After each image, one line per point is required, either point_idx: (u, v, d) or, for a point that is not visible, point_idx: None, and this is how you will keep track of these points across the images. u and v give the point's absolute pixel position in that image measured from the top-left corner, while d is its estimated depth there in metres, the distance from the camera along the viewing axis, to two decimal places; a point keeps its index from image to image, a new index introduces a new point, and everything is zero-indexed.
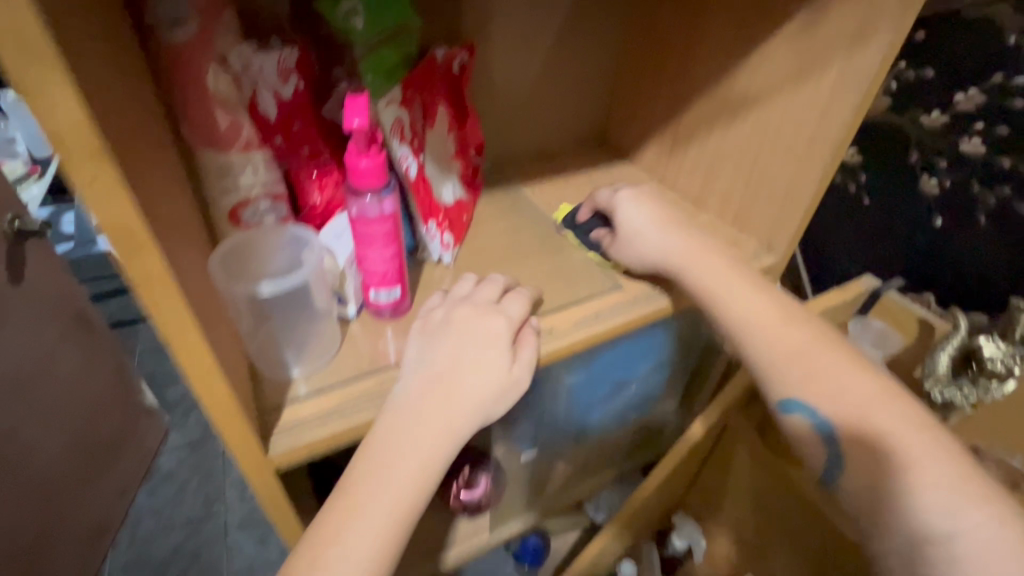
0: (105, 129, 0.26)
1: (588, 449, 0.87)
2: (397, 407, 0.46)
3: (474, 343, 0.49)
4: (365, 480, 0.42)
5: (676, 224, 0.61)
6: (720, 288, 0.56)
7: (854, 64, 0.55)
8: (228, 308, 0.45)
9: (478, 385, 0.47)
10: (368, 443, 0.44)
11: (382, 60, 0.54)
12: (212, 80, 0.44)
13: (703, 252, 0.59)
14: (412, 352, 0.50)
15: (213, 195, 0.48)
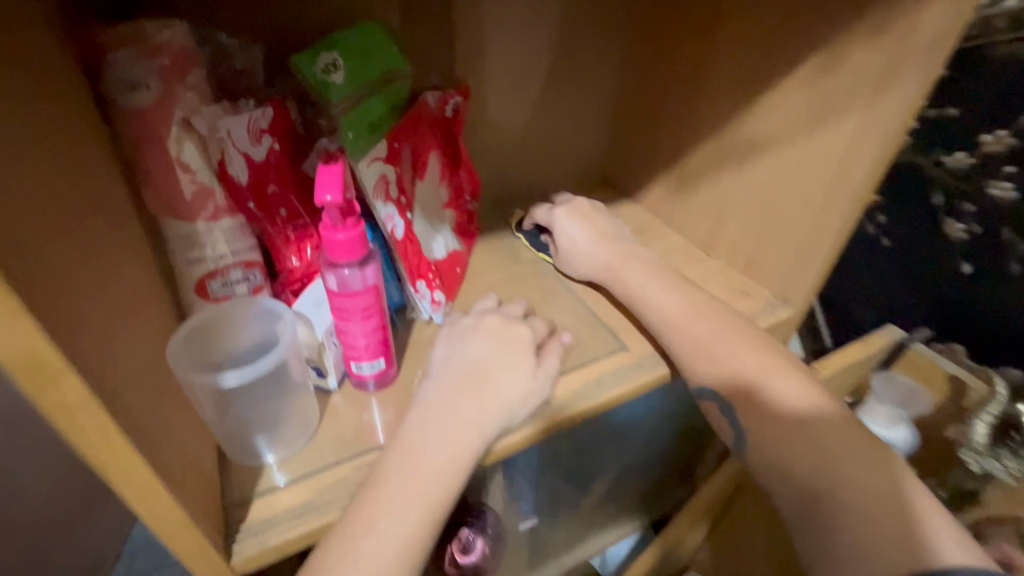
0: (9, 241, 0.22)
1: (587, 504, 0.82)
2: (428, 403, 0.47)
3: (502, 346, 0.52)
4: (400, 466, 0.42)
5: (678, 296, 0.57)
6: (731, 363, 0.51)
7: (877, 113, 0.51)
8: (190, 397, 0.40)
9: (506, 386, 0.48)
10: (399, 438, 0.44)
11: (366, 113, 0.50)
12: (175, 146, 0.41)
13: (710, 323, 0.54)
14: (441, 356, 0.52)
15: (179, 267, 0.44)
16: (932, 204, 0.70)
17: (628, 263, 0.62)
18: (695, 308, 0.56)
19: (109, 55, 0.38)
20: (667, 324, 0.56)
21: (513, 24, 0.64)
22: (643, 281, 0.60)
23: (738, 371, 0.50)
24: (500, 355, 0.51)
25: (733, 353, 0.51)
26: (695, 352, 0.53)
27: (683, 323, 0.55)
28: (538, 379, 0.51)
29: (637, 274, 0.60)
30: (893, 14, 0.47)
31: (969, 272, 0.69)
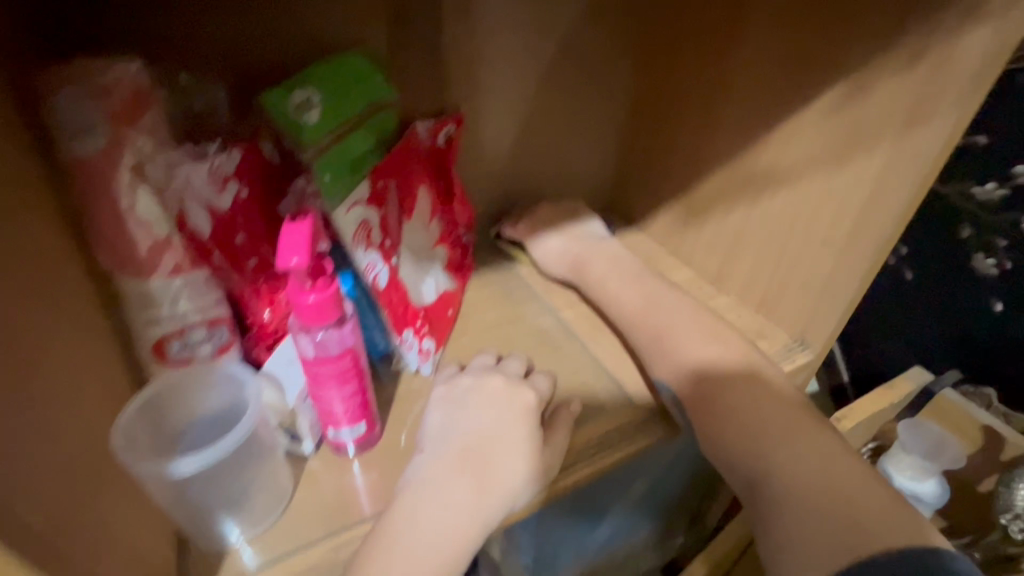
0: None
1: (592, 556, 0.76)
2: (417, 491, 0.42)
3: (504, 421, 0.47)
4: (384, 573, 0.38)
5: (689, 326, 0.55)
6: (748, 428, 0.46)
7: (907, 148, 0.46)
8: (144, 488, 0.36)
9: (507, 470, 0.44)
10: (382, 533, 0.40)
11: (346, 152, 0.46)
12: (130, 197, 0.36)
13: (728, 375, 0.50)
14: (434, 426, 0.47)
15: (135, 328, 0.39)
16: (960, 237, 0.65)
17: (609, 281, 0.61)
18: (706, 351, 0.52)
19: (50, 99, 0.33)
20: (676, 365, 0.52)
21: (508, 49, 0.59)
22: (614, 284, 0.61)
23: (758, 437, 0.45)
24: (502, 434, 0.46)
25: (751, 416, 0.46)
26: (709, 408, 0.48)
27: (691, 362, 0.51)
28: (543, 458, 0.47)
29: (605, 276, 0.62)
30: (926, 44, 0.43)
31: (1001, 311, 0.64)
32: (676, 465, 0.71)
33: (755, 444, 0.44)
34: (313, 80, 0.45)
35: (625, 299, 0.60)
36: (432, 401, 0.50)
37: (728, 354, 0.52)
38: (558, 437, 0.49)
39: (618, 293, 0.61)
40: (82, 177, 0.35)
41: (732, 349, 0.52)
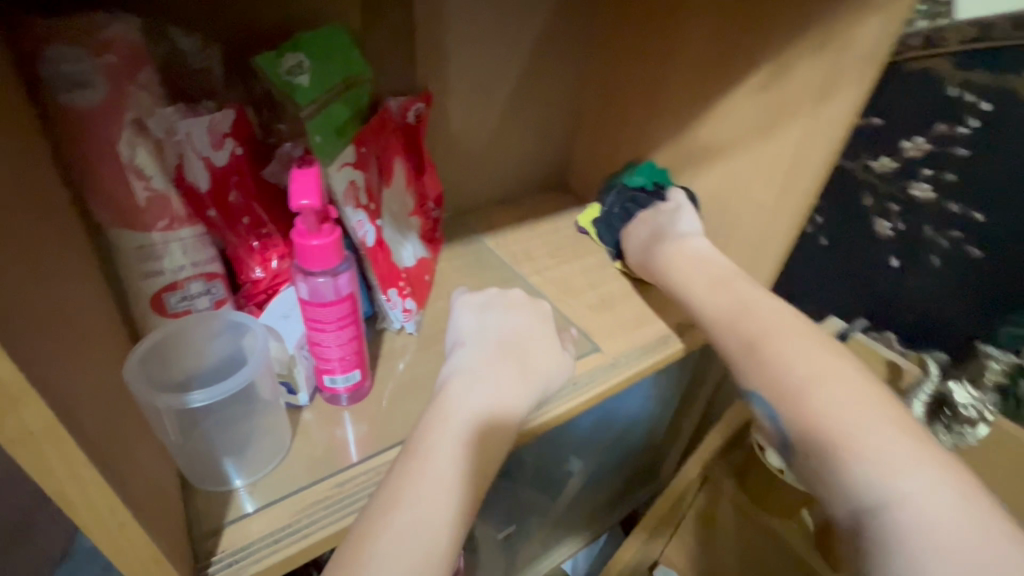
0: None
1: (578, 481, 0.85)
2: (467, 374, 0.46)
3: (532, 324, 0.53)
4: (442, 429, 0.42)
5: (801, 342, 0.47)
6: (845, 462, 0.40)
7: (818, 120, 0.55)
8: (151, 421, 0.37)
9: (539, 361, 0.50)
10: (440, 407, 0.44)
11: (333, 117, 0.49)
12: (127, 149, 0.37)
13: (854, 428, 0.41)
14: (470, 328, 0.52)
15: (132, 281, 0.40)
16: (863, 205, 0.77)
17: (699, 272, 0.57)
18: (841, 406, 0.42)
19: (49, 50, 0.34)
20: (798, 407, 0.44)
21: (473, 33, 0.64)
22: (684, 271, 0.57)
23: (881, 497, 0.38)
24: (531, 331, 0.52)
25: (886, 471, 0.38)
26: (820, 461, 0.42)
27: (822, 408, 0.43)
28: (560, 356, 0.52)
29: (688, 273, 0.57)
30: (831, 31, 0.51)
31: (897, 266, 0.76)
32: (644, 417, 0.83)
33: (880, 504, 0.37)
34: (302, 46, 0.47)
35: (699, 286, 0.55)
36: (459, 308, 0.54)
37: (856, 403, 0.42)
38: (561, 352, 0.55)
39: (687, 277, 0.57)
40: (80, 129, 0.36)
41: (870, 405, 0.42)
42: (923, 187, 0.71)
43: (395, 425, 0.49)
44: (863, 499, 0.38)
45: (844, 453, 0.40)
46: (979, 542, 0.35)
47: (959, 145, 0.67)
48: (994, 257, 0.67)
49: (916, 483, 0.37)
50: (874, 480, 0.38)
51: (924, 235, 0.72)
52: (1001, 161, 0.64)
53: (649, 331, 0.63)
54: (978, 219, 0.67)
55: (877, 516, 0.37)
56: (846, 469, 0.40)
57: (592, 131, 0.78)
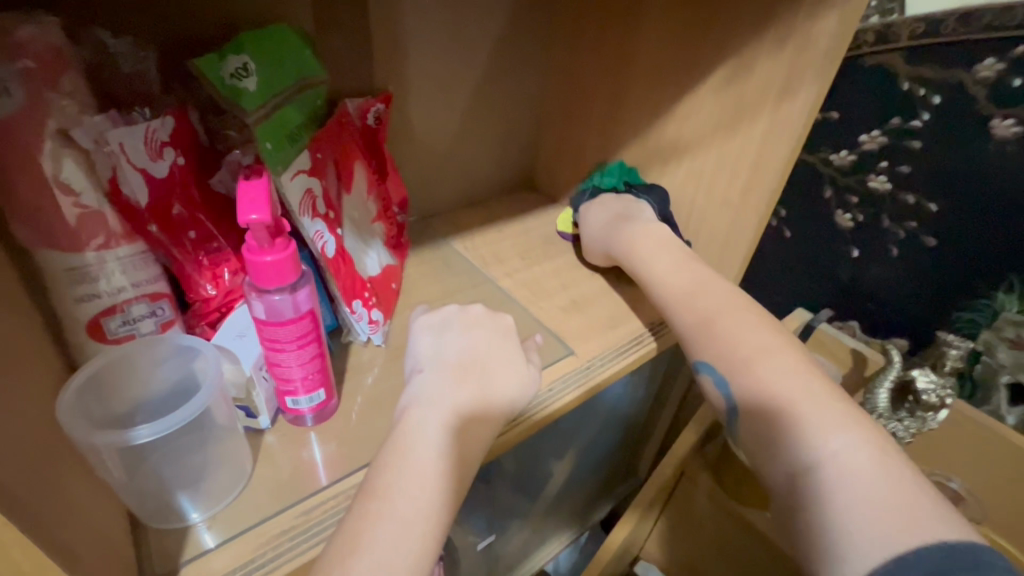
0: None
1: (557, 483, 0.84)
2: (425, 402, 0.45)
3: (492, 340, 0.52)
4: (400, 463, 0.40)
5: (748, 319, 0.49)
6: (783, 426, 0.42)
7: (782, 115, 0.55)
8: (94, 462, 0.34)
9: (501, 378, 0.48)
10: (398, 440, 0.42)
11: (285, 122, 0.46)
12: (51, 163, 0.34)
13: (794, 396, 0.43)
14: (428, 352, 0.50)
15: (65, 307, 0.37)
16: (824, 197, 0.78)
17: (662, 255, 0.57)
18: (783, 378, 0.44)
19: None
20: (747, 379, 0.45)
21: (431, 30, 0.61)
22: (646, 253, 0.58)
23: (813, 456, 0.39)
24: (492, 348, 0.51)
25: (817, 433, 0.40)
26: (761, 426, 0.43)
27: (766, 379, 0.44)
28: (527, 370, 0.51)
29: (652, 258, 0.57)
30: (791, 28, 0.52)
31: (858, 257, 0.78)
32: (617, 416, 0.83)
33: (810, 462, 0.39)
34: (249, 47, 0.43)
35: (660, 267, 0.56)
36: (417, 330, 0.53)
37: (795, 375, 0.44)
38: (533, 358, 0.54)
39: (650, 259, 0.58)
40: None
41: (806, 374, 0.44)
42: (880, 179, 0.72)
43: (363, 444, 0.47)
44: (795, 459, 0.40)
45: (784, 419, 0.42)
46: (896, 490, 0.36)
47: (914, 139, 0.68)
48: (949, 246, 0.69)
49: (843, 440, 0.39)
50: (806, 441, 0.40)
51: (882, 225, 0.74)
52: (951, 151, 0.66)
53: (622, 331, 0.62)
54: (931, 209, 0.69)
55: (806, 475, 0.39)
56: (783, 431, 0.42)
57: (558, 129, 0.77)
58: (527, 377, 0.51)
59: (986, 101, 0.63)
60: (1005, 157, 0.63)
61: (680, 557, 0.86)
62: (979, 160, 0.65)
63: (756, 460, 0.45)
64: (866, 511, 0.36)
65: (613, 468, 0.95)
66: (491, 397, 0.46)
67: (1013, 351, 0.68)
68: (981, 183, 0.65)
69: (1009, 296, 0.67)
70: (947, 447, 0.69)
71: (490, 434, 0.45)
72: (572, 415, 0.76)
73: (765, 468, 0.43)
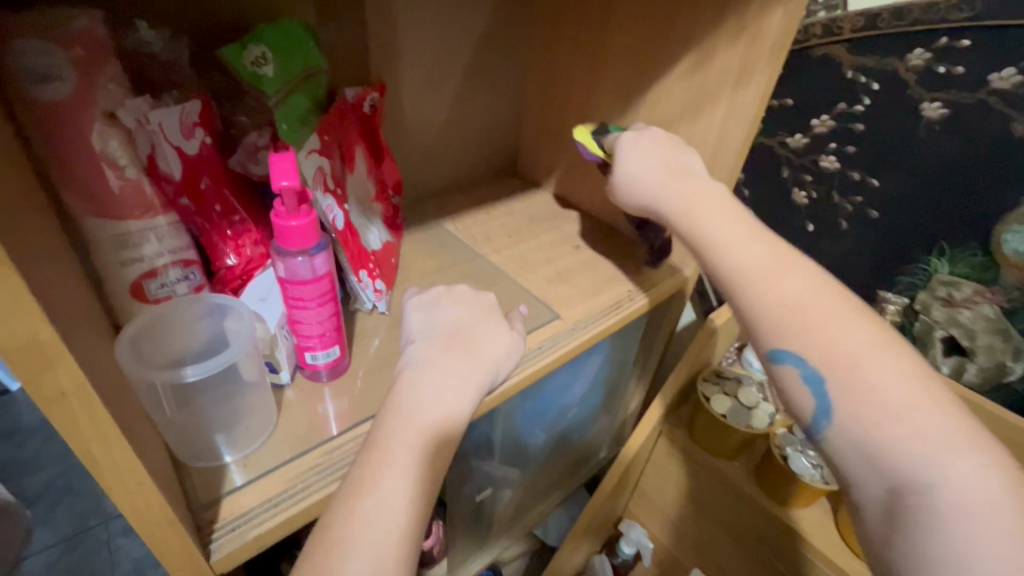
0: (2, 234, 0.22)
1: (545, 447, 0.91)
2: (419, 366, 0.49)
3: (476, 314, 0.56)
4: (396, 419, 0.44)
5: (839, 309, 0.44)
6: (895, 439, 0.38)
7: (738, 98, 0.62)
8: (145, 398, 0.38)
9: (486, 346, 0.53)
10: (394, 400, 0.46)
11: (297, 106, 0.51)
12: (99, 139, 0.38)
13: (910, 407, 0.38)
14: (419, 326, 0.55)
15: (111, 270, 0.42)
16: (782, 176, 0.86)
17: (729, 223, 0.50)
18: (900, 387, 0.39)
19: (13, 42, 0.34)
20: (854, 383, 0.40)
21: (422, 24, 0.66)
22: (712, 218, 0.51)
23: (933, 475, 0.36)
24: (475, 320, 0.55)
25: (940, 453, 0.36)
26: (867, 438, 0.39)
27: (876, 383, 0.40)
28: (511, 337, 0.56)
29: (715, 224, 0.50)
30: (744, 21, 0.58)
31: (812, 231, 0.86)
32: (599, 384, 0.90)
33: (931, 484, 0.36)
34: (264, 38, 0.48)
35: (729, 233, 0.50)
36: (408, 308, 0.57)
37: (912, 382, 0.39)
38: (517, 325, 0.59)
39: (714, 224, 0.51)
40: (52, 119, 0.36)
41: (923, 382, 0.39)
42: (830, 159, 0.80)
43: (373, 396, 0.52)
44: (908, 476, 0.37)
45: (892, 430, 0.38)
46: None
47: (859, 121, 0.76)
48: (890, 218, 0.78)
49: (970, 465, 0.36)
50: (927, 460, 0.36)
51: (832, 201, 0.82)
52: (888, 132, 0.75)
53: (602, 299, 0.68)
54: (873, 184, 0.78)
55: (922, 494, 0.36)
56: (900, 447, 0.37)
57: (539, 116, 0.83)
58: (511, 345, 0.55)
59: (917, 84, 0.71)
60: (933, 137, 0.71)
61: (659, 512, 0.93)
62: (914, 141, 0.73)
63: (849, 474, 0.41)
64: (1001, 549, 0.32)
65: (596, 436, 1.02)
66: (477, 361, 0.51)
67: (945, 308, 0.75)
68: (920, 160, 0.73)
69: (940, 259, 0.76)
70: None
71: (478, 394, 0.49)
72: (559, 381, 0.82)
73: (861, 480, 0.40)
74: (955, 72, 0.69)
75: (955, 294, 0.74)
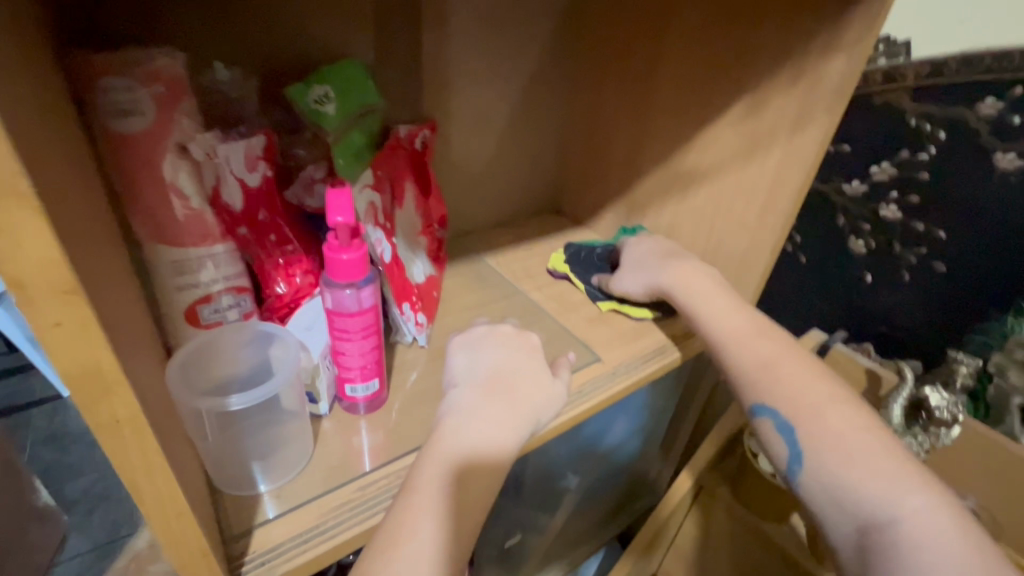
0: (81, 267, 0.23)
1: (578, 493, 0.87)
2: (459, 411, 0.48)
3: (520, 357, 0.55)
4: (432, 465, 0.43)
5: (818, 376, 0.49)
6: (854, 480, 0.43)
7: (795, 145, 0.60)
8: (189, 423, 0.39)
9: (529, 390, 0.52)
10: (433, 445, 0.45)
11: (353, 143, 0.53)
12: (169, 170, 0.40)
13: (865, 450, 0.44)
14: (460, 368, 0.54)
15: (168, 295, 0.43)
16: (837, 225, 0.83)
17: (712, 297, 0.57)
18: (853, 431, 0.45)
19: (102, 79, 0.36)
20: (813, 427, 0.46)
21: (477, 67, 0.68)
22: (699, 293, 0.58)
23: (892, 510, 0.40)
24: (518, 362, 0.54)
25: (892, 489, 0.41)
26: (834, 479, 0.44)
27: (835, 429, 0.45)
28: (553, 384, 0.54)
29: (700, 299, 0.57)
30: (802, 68, 0.57)
31: (871, 282, 0.82)
32: (636, 430, 0.86)
33: (889, 519, 0.40)
34: (328, 78, 0.50)
35: (717, 308, 0.56)
36: (451, 349, 0.57)
37: (865, 430, 0.45)
38: (564, 370, 0.57)
39: (700, 298, 0.57)
40: (126, 152, 0.38)
41: (873, 428, 0.45)
42: (891, 209, 0.78)
43: (406, 433, 0.51)
44: (870, 512, 0.41)
45: (850, 468, 0.43)
46: (973, 553, 0.37)
47: (923, 170, 0.74)
48: (957, 272, 0.74)
49: (918, 500, 0.40)
50: (882, 496, 0.41)
51: (894, 251, 0.79)
52: (959, 184, 0.72)
53: (645, 343, 0.66)
54: (941, 236, 0.75)
55: (884, 528, 0.40)
56: (859, 486, 0.42)
57: (587, 156, 0.83)
58: (555, 393, 0.54)
59: (988, 135, 0.69)
60: (1008, 188, 0.68)
61: None
62: (982, 192, 0.70)
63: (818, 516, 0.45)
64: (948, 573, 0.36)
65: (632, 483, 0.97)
66: (519, 406, 0.49)
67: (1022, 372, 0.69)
68: (998, 216, 0.70)
69: (1019, 319, 0.70)
70: (964, 466, 0.71)
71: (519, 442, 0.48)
72: (596, 425, 0.79)
73: (834, 522, 0.43)
74: None
75: None
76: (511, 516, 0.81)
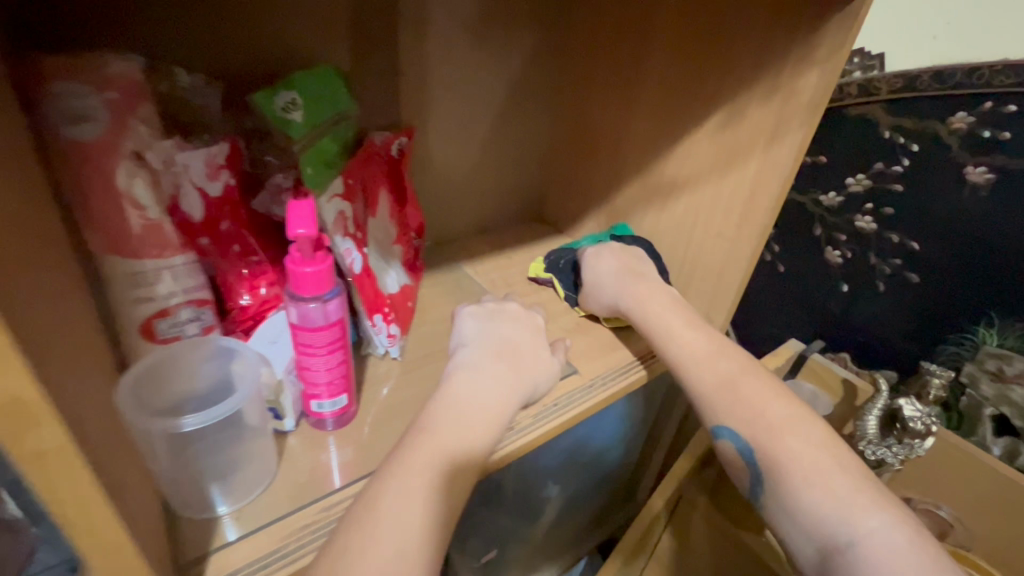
0: (5, 291, 0.22)
1: (558, 503, 0.86)
2: (469, 369, 0.50)
3: (527, 332, 0.58)
4: (443, 412, 0.45)
5: (778, 397, 0.48)
6: (816, 501, 0.42)
7: (770, 158, 0.60)
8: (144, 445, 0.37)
9: (534, 360, 0.54)
10: (443, 395, 0.47)
11: (325, 151, 0.51)
12: (125, 179, 0.38)
13: (823, 470, 0.43)
14: (470, 334, 0.56)
15: (124, 308, 0.41)
16: (815, 235, 0.84)
17: (671, 316, 0.57)
18: (811, 452, 0.44)
19: (52, 84, 0.35)
20: (772, 449, 0.46)
21: (456, 75, 0.67)
22: (658, 312, 0.57)
23: (849, 533, 0.40)
24: (525, 335, 0.57)
25: (850, 512, 0.41)
26: (794, 503, 0.43)
27: (793, 451, 0.45)
28: (550, 361, 0.57)
29: (659, 318, 0.57)
30: (779, 82, 0.57)
31: (847, 291, 0.83)
32: (617, 440, 0.86)
33: (847, 542, 0.40)
34: (297, 85, 0.49)
35: (674, 326, 0.56)
36: (462, 316, 0.59)
37: (824, 450, 0.44)
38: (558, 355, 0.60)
39: (660, 317, 0.57)
40: (77, 160, 0.36)
41: (832, 448, 0.45)
42: (865, 220, 0.79)
43: (376, 449, 0.50)
44: (829, 537, 0.41)
45: (807, 489, 0.43)
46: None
47: (896, 182, 0.75)
48: (931, 284, 0.75)
49: (876, 521, 0.40)
50: (840, 519, 0.41)
51: (869, 262, 0.80)
52: (932, 196, 0.73)
53: (624, 354, 0.66)
54: (914, 247, 0.75)
55: (844, 552, 0.40)
56: (817, 512, 0.42)
57: (568, 164, 0.83)
58: (550, 368, 0.56)
59: (959, 149, 0.70)
60: (979, 202, 0.69)
61: None
62: (951, 205, 0.71)
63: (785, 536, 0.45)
64: None
65: (613, 492, 0.97)
66: (523, 374, 0.52)
67: (994, 384, 0.72)
68: (970, 229, 0.71)
69: (990, 331, 0.72)
70: (938, 477, 0.71)
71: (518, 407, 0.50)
72: (575, 436, 0.78)
73: (798, 544, 0.43)
74: (1003, 137, 0.66)
75: (1005, 369, 0.70)
76: (489, 527, 0.80)
